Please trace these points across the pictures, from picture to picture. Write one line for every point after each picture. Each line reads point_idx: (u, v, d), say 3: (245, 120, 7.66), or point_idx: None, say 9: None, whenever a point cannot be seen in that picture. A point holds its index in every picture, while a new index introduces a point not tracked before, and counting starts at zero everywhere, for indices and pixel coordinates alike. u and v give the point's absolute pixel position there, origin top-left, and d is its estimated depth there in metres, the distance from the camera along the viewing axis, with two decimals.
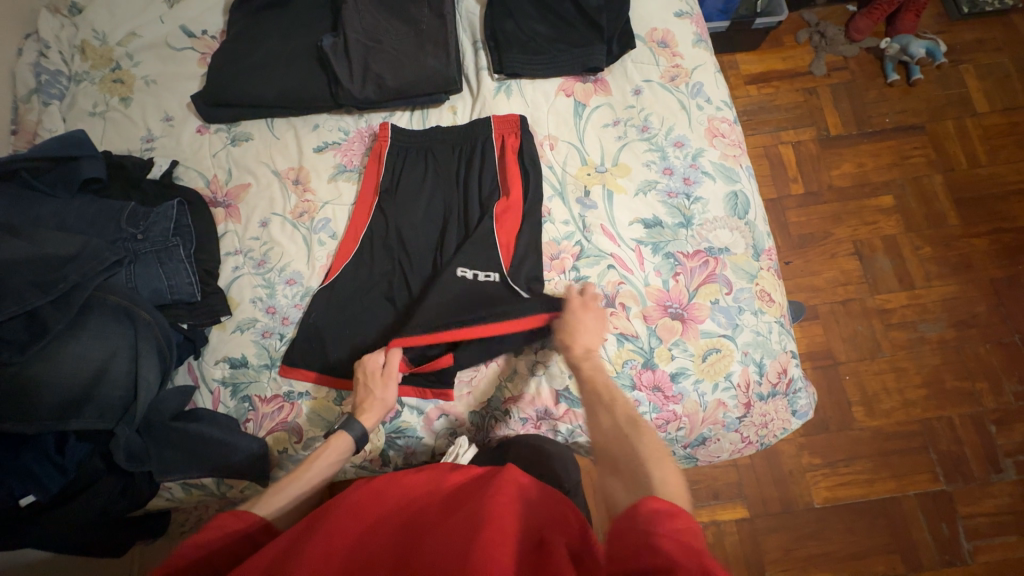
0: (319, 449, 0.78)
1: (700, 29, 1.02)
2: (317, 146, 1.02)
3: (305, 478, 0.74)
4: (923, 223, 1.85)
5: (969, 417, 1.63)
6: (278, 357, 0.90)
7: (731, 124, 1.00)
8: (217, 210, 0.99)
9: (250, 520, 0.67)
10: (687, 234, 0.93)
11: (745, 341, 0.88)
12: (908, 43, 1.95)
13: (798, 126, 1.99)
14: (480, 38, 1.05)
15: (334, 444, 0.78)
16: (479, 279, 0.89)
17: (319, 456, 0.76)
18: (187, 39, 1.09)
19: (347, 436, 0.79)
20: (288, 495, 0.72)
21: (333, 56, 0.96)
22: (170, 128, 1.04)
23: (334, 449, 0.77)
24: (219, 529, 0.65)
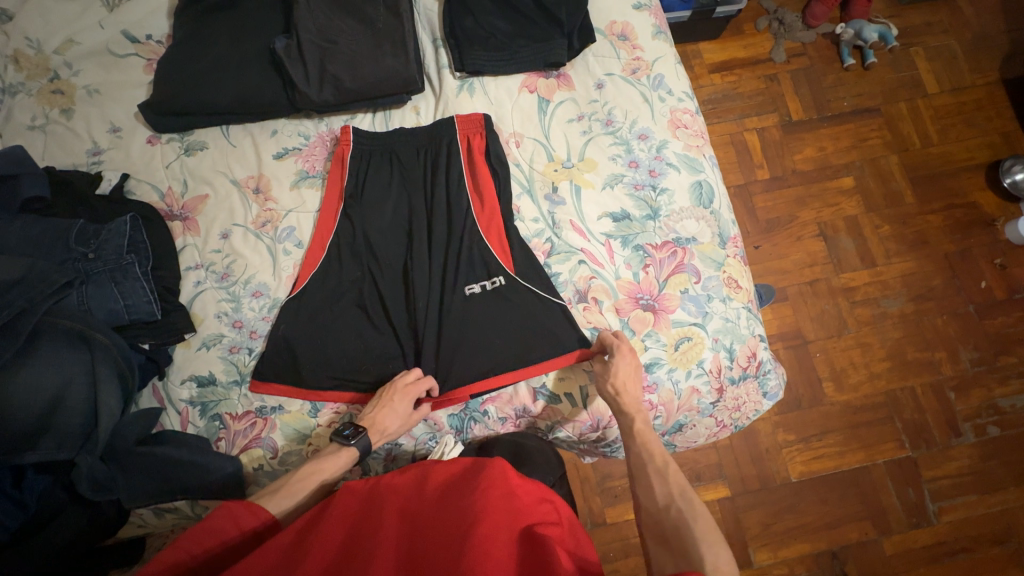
0: (325, 458, 0.80)
1: (658, 21, 1.03)
2: (277, 153, 0.99)
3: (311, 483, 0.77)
4: (882, 203, 1.92)
5: (930, 387, 1.72)
6: (248, 373, 0.88)
7: (693, 114, 1.01)
8: (173, 223, 0.95)
9: (253, 521, 0.70)
10: (655, 225, 0.94)
11: (715, 328, 0.90)
12: (861, 27, 2.02)
13: (762, 113, 2.03)
14: (439, 36, 1.03)
15: (344, 455, 0.80)
16: (488, 288, 0.91)
17: (326, 467, 0.79)
18: (131, 45, 1.04)
19: (356, 452, 0.80)
20: (292, 494, 0.76)
21: (287, 59, 0.93)
22: (118, 139, 0.99)
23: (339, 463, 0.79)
24: (226, 525, 0.68)
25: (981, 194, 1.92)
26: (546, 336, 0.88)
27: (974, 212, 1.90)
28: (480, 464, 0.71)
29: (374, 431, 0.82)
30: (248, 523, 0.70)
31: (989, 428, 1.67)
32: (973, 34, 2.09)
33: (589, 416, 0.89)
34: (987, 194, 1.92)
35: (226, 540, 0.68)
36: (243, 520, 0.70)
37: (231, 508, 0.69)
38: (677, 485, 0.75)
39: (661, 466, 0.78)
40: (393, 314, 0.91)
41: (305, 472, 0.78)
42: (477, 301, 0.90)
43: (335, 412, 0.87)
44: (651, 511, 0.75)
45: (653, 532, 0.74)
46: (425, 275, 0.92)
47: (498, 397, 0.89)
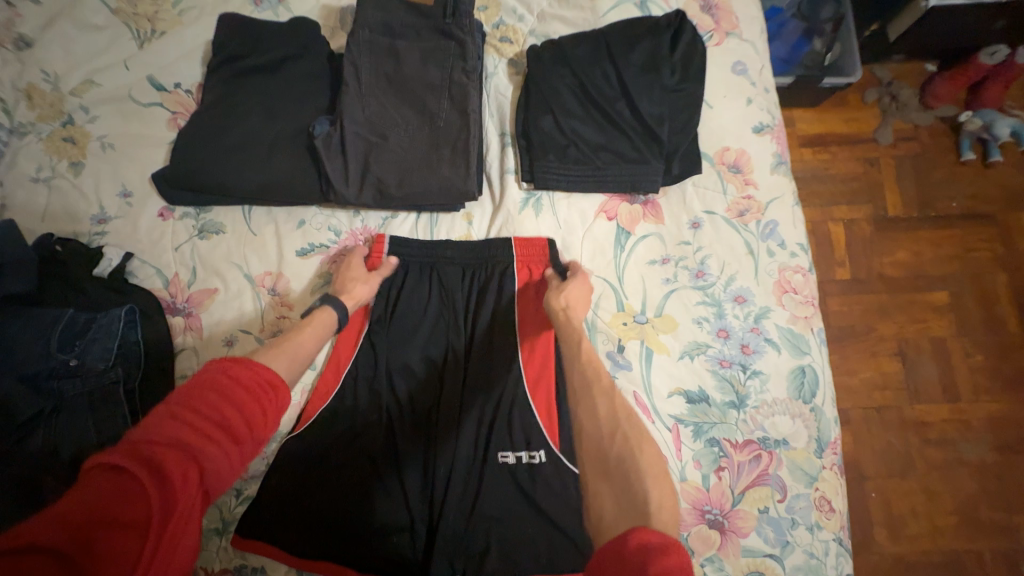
0: (304, 323, 0.71)
1: (781, 149, 0.83)
2: (301, 250, 0.85)
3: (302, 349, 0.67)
4: (979, 327, 1.59)
5: (1001, 555, 1.43)
6: (232, 520, 0.76)
7: (806, 274, 0.80)
8: (175, 319, 0.82)
9: (255, 376, 0.54)
10: (738, 416, 0.76)
11: (794, 565, 0.72)
12: (992, 120, 1.63)
13: (853, 203, 1.68)
14: (509, 131, 0.87)
15: (320, 320, 0.72)
16: (526, 463, 0.74)
17: (305, 328, 0.70)
18: (156, 93, 0.90)
19: (334, 316, 0.74)
20: (290, 360, 0.64)
21: (325, 152, 0.77)
22: (127, 206, 0.86)
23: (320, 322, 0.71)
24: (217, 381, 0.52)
25: None
26: (578, 536, 0.71)
27: None
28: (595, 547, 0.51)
29: (346, 296, 0.77)
30: (250, 377, 0.54)
31: None
32: None
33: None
34: None
35: (226, 394, 0.51)
36: (248, 377, 0.54)
37: (229, 366, 0.54)
38: (624, 410, 0.61)
39: (607, 402, 0.62)
40: (403, 472, 0.76)
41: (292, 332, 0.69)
42: (504, 477, 0.74)
43: None
44: (592, 435, 0.60)
45: (592, 467, 0.60)
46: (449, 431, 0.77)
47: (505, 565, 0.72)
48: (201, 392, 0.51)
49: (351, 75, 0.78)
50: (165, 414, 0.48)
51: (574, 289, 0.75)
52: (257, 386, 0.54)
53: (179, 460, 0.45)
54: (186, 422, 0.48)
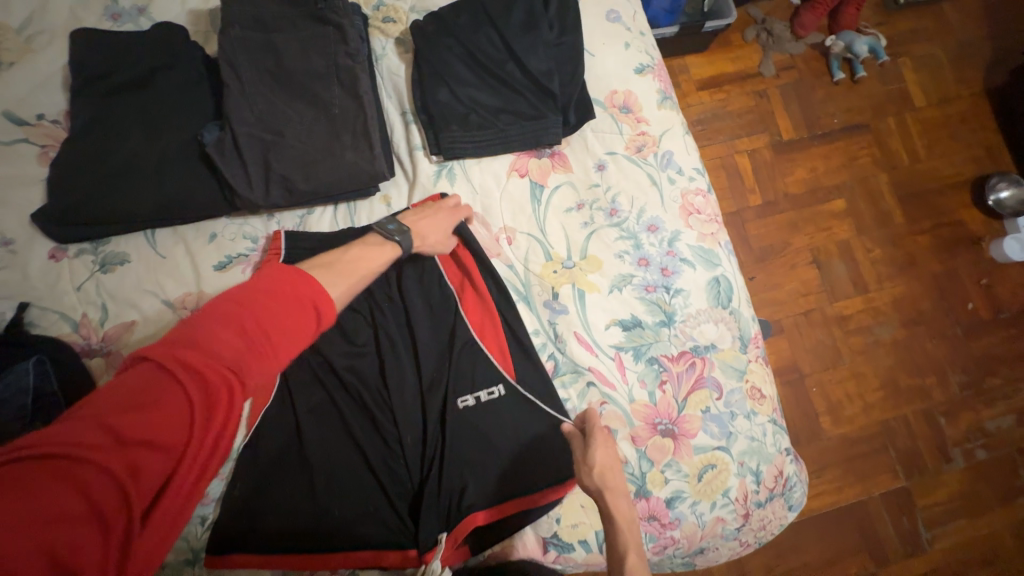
0: (380, 247, 0.72)
1: (664, 86, 0.90)
2: (217, 263, 0.82)
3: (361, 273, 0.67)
4: (873, 224, 1.79)
5: (921, 413, 1.65)
6: (201, 547, 0.74)
7: (705, 195, 0.89)
8: (94, 360, 0.78)
9: (304, 298, 0.57)
10: (670, 332, 0.83)
11: (740, 450, 0.81)
12: (852, 40, 1.82)
13: (752, 133, 1.82)
14: (409, 108, 0.87)
15: (388, 252, 0.72)
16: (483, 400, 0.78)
17: (371, 257, 0.70)
18: (18, 129, 0.83)
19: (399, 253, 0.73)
20: (348, 284, 0.64)
21: (219, 157, 0.75)
22: (11, 255, 0.79)
23: (383, 253, 0.71)
24: (267, 293, 0.55)
25: (967, 212, 1.81)
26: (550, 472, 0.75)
27: (961, 230, 1.79)
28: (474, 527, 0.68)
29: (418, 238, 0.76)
30: (302, 296, 0.57)
31: (977, 452, 1.63)
32: (959, 39, 1.93)
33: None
34: (973, 211, 1.81)
35: (268, 312, 0.54)
36: (301, 289, 0.57)
37: (295, 277, 0.57)
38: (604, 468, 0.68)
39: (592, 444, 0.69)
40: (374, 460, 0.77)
41: (360, 252, 0.69)
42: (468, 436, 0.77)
43: None
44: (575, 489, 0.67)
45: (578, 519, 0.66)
46: (403, 408, 0.80)
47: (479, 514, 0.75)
48: (249, 299, 0.54)
49: (230, 76, 0.76)
50: (217, 314, 0.52)
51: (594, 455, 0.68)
52: (303, 308, 0.56)
53: (219, 371, 0.49)
54: (232, 327, 0.52)
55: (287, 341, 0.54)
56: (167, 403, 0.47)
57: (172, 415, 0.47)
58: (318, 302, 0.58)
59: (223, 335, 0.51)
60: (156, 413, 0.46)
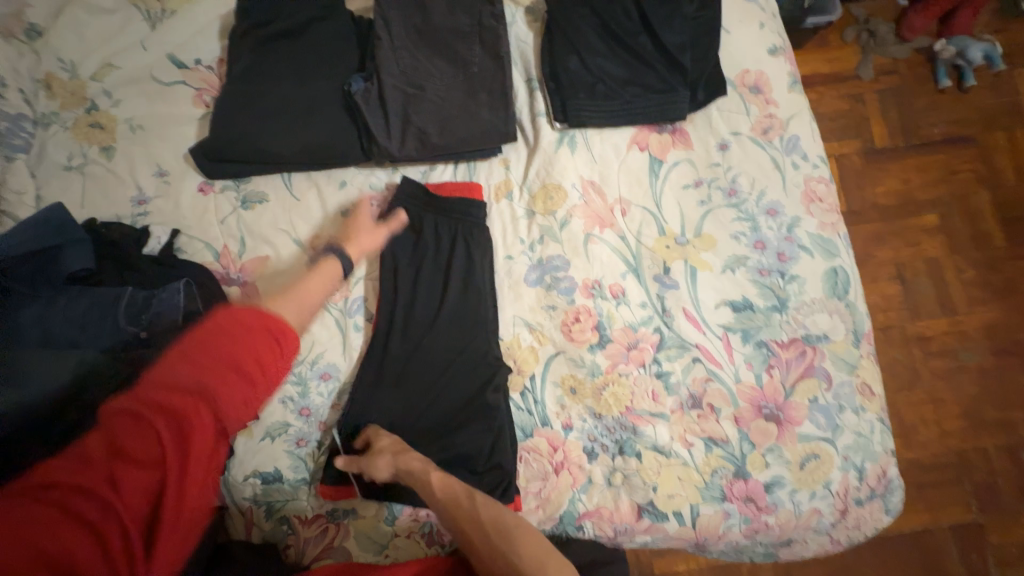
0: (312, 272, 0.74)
1: (795, 69, 0.88)
2: (346, 209, 0.86)
3: (301, 293, 0.70)
4: (968, 243, 1.68)
5: (1004, 448, 1.54)
6: (318, 469, 0.79)
7: (828, 184, 0.86)
8: (232, 288, 0.84)
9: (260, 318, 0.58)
10: (782, 318, 0.82)
11: (845, 444, 0.79)
12: (965, 45, 1.70)
13: (842, 137, 1.74)
14: (535, 75, 0.89)
15: (326, 268, 0.74)
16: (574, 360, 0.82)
17: (311, 276, 0.72)
18: (178, 71, 0.90)
19: (338, 266, 0.75)
20: (299, 306, 0.68)
21: (365, 107, 0.80)
22: (166, 185, 0.86)
23: (324, 270, 0.73)
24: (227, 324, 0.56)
25: None
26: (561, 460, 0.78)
27: None
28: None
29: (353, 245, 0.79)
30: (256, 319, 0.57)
31: None
32: None
33: (722, 512, 0.78)
34: None
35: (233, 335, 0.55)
36: (253, 321, 0.57)
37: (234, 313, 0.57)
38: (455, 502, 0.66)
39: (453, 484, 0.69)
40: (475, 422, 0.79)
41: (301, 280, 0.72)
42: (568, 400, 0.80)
43: (413, 520, 0.77)
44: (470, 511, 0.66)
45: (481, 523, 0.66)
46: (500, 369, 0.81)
47: (573, 472, 0.79)
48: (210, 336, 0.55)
49: (381, 31, 0.80)
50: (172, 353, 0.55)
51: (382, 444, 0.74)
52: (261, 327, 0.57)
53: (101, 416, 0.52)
54: (188, 364, 0.53)
55: (259, 364, 0.55)
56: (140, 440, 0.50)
57: (146, 440, 0.50)
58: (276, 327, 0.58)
59: (179, 368, 0.53)
60: (128, 440, 0.50)
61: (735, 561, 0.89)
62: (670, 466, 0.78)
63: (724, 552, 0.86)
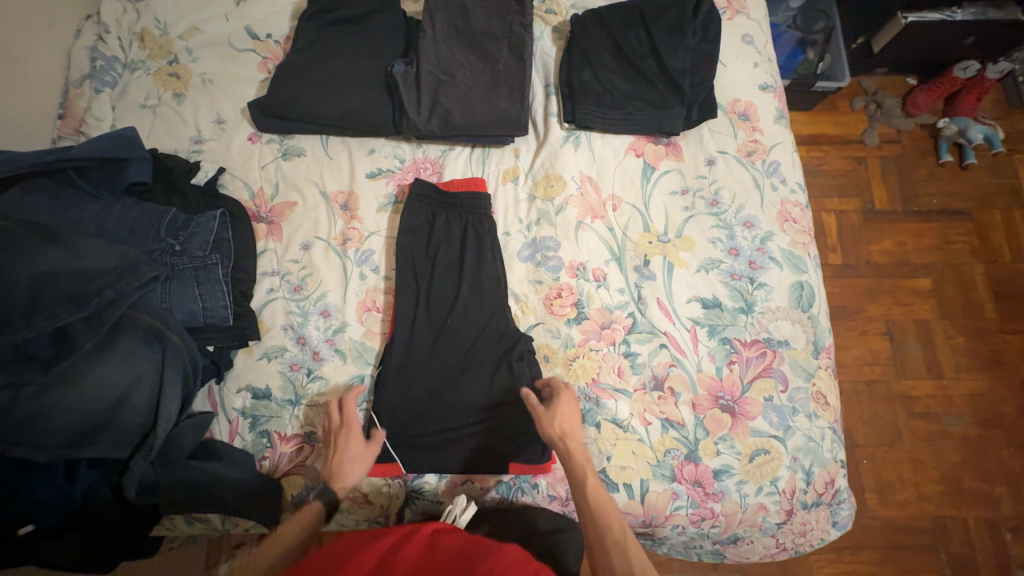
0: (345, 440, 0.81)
1: (782, 105, 0.99)
2: (370, 172, 0.98)
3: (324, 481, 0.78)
4: (959, 311, 1.72)
5: (983, 520, 1.52)
6: (303, 394, 0.86)
7: (803, 208, 0.95)
8: (259, 225, 0.95)
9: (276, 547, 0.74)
10: (747, 320, 0.88)
11: (795, 445, 0.84)
12: (966, 126, 1.80)
13: (843, 195, 1.83)
14: (553, 83, 1.02)
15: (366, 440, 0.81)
16: (552, 331, 0.90)
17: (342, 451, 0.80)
18: (250, 41, 1.05)
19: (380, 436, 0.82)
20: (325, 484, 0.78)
21: (403, 84, 0.93)
22: (221, 131, 1.00)
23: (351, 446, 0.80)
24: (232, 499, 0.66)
25: None
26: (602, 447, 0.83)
27: None
28: (491, 547, 0.68)
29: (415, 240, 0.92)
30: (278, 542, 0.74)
31: None
32: None
33: (670, 492, 0.82)
34: None
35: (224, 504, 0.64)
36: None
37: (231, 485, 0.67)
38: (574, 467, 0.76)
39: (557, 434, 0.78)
40: (455, 372, 0.87)
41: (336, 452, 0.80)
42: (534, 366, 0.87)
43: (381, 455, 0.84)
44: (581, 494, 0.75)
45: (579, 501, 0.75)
46: (480, 329, 0.89)
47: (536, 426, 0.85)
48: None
49: (427, 27, 0.94)
50: None
51: (563, 409, 0.80)
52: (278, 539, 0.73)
53: None
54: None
55: None
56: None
57: None
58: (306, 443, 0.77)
59: None
60: None
61: (683, 557, 0.93)
62: (626, 440, 0.83)
63: (672, 543, 0.89)
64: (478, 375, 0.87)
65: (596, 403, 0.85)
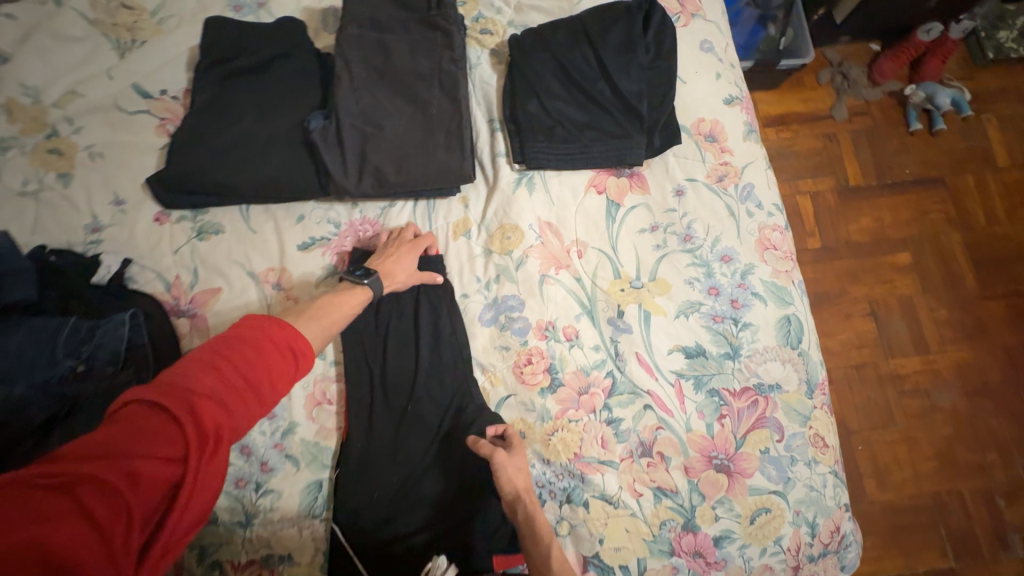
0: (341, 292, 0.74)
1: (750, 119, 0.90)
2: (302, 243, 0.86)
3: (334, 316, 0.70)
4: (940, 283, 1.67)
5: (979, 493, 1.50)
6: (254, 513, 0.76)
7: (783, 232, 0.87)
8: (179, 321, 0.83)
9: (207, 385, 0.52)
10: (734, 366, 0.81)
11: (797, 498, 0.78)
12: (934, 92, 1.74)
13: (817, 175, 1.75)
14: (497, 116, 0.90)
15: (358, 294, 0.75)
16: (525, 404, 0.81)
17: (341, 295, 0.73)
18: (142, 101, 0.90)
19: (371, 292, 0.76)
20: (324, 329, 0.67)
21: (323, 144, 0.80)
22: (121, 214, 0.86)
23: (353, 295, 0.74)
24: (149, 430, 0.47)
25: None
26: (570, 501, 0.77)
27: None
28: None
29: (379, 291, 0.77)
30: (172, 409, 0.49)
31: None
32: None
33: (670, 567, 0.75)
34: None
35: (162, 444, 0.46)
36: (279, 338, 0.57)
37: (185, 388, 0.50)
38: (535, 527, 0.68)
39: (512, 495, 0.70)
40: (424, 465, 0.78)
41: (330, 298, 0.72)
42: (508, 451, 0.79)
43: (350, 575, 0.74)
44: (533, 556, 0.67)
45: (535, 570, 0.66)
46: (443, 409, 0.80)
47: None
48: (231, 345, 0.55)
49: (342, 71, 0.81)
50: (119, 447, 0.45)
51: (520, 461, 0.72)
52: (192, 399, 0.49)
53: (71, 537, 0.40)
54: (211, 371, 0.52)
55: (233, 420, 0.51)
56: (160, 431, 0.46)
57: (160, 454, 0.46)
58: (297, 348, 0.59)
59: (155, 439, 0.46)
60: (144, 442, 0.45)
61: None
62: (618, 517, 0.76)
63: None
64: (447, 462, 0.78)
65: (580, 479, 0.77)
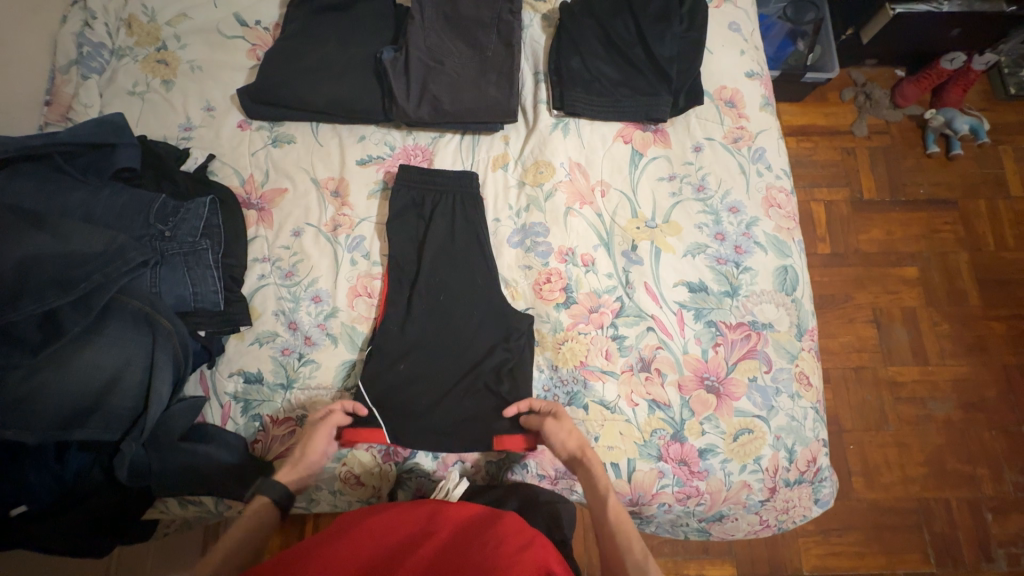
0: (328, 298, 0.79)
1: (768, 93, 1.00)
2: (361, 159, 0.98)
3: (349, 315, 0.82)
4: (944, 298, 1.72)
5: (966, 503, 1.51)
6: (295, 378, 0.86)
7: (788, 195, 0.97)
8: (249, 212, 0.95)
9: None
10: (732, 303, 0.90)
11: (778, 425, 0.86)
12: (953, 117, 1.80)
13: (833, 185, 1.82)
14: (542, 70, 1.02)
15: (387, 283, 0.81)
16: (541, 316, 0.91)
17: None
18: (240, 28, 1.05)
19: None
20: None
21: (392, 71, 0.93)
22: (210, 118, 0.99)
23: None
24: None
25: None
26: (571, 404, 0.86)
27: None
28: (492, 517, 0.70)
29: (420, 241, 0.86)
30: None
31: None
32: None
33: (657, 470, 0.84)
34: None
35: None
36: None
37: None
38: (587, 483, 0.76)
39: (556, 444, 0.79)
40: (450, 359, 0.88)
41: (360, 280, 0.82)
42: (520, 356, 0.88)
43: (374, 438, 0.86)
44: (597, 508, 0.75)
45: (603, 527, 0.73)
46: (469, 309, 0.90)
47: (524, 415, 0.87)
48: None
49: (416, 13, 0.95)
50: None
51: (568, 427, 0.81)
52: None
53: None
54: None
55: None
56: None
57: None
58: None
59: None
60: None
61: (671, 536, 0.95)
62: (614, 421, 0.85)
63: (659, 522, 0.90)
64: (466, 355, 0.88)
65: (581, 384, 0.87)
